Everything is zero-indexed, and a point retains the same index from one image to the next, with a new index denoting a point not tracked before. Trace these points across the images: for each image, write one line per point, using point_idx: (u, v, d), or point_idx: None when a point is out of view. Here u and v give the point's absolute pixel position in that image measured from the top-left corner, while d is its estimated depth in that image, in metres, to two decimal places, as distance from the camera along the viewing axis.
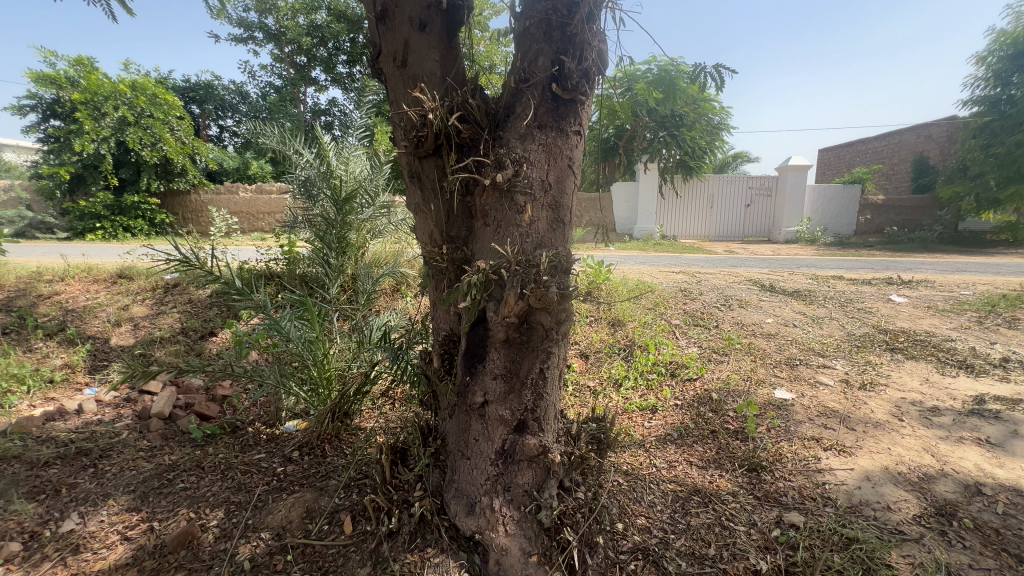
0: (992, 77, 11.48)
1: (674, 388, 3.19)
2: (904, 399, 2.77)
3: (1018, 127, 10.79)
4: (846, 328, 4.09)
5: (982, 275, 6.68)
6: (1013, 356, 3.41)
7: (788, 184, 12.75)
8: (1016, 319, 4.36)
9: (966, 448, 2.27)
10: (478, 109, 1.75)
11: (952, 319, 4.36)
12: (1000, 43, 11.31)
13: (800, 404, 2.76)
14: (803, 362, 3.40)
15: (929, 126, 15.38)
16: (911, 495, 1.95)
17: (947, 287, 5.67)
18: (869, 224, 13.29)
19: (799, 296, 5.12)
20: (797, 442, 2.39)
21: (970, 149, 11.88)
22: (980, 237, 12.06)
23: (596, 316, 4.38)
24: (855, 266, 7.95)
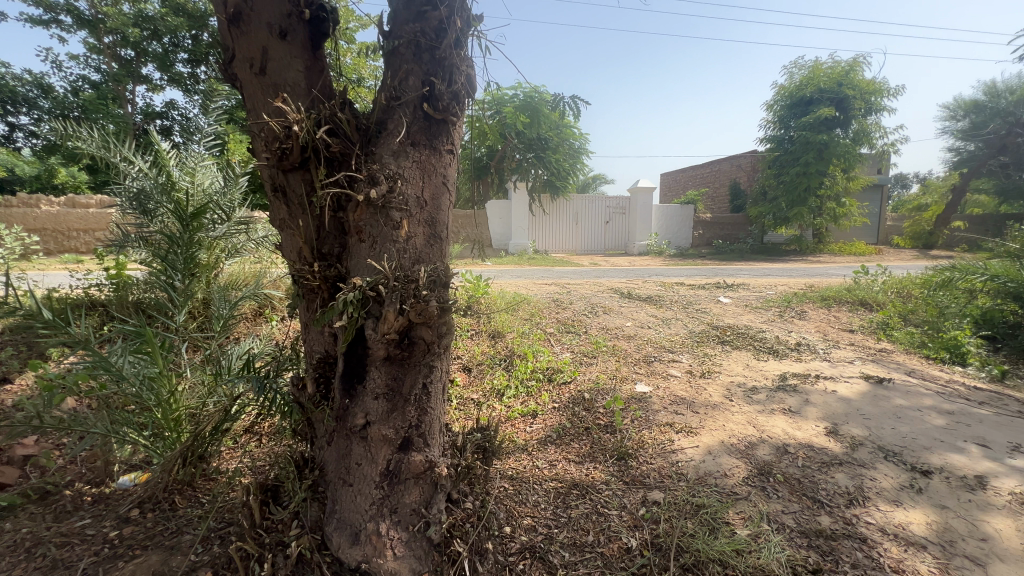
0: (777, 121, 14.46)
1: (551, 392, 3.41)
2: (732, 382, 3.33)
3: (797, 161, 13.79)
4: (688, 326, 4.77)
5: (781, 278, 8.31)
6: (803, 341, 4.31)
7: (638, 203, 14.42)
8: (804, 311, 5.52)
9: (776, 417, 2.80)
10: (348, 123, 1.72)
11: (762, 314, 5.37)
12: (780, 95, 14.31)
13: (656, 395, 3.15)
14: (657, 358, 3.88)
15: (739, 157, 18.72)
16: (740, 461, 2.35)
17: (757, 288, 6.95)
18: (701, 237, 15.58)
19: (651, 301, 5.84)
20: (655, 429, 2.72)
21: (768, 177, 14.78)
22: (778, 248, 15.03)
23: (477, 329, 4.48)
24: (693, 273, 9.31)
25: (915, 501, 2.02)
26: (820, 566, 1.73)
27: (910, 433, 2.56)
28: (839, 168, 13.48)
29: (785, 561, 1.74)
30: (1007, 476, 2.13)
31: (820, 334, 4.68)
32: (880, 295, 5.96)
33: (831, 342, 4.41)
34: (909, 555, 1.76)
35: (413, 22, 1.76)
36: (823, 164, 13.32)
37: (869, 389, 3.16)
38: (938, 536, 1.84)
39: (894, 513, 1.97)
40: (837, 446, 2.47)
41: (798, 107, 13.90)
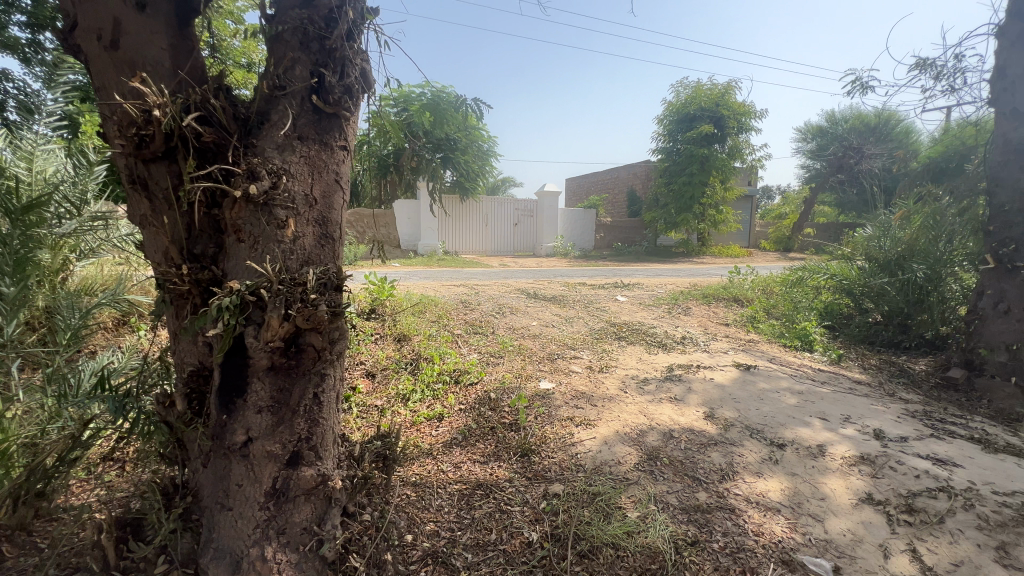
0: (666, 134, 15.82)
1: (458, 394, 3.41)
2: (627, 375, 3.58)
3: (683, 172, 15.25)
4: (589, 324, 5.03)
5: (670, 278, 9.12)
6: (688, 335, 4.76)
7: (545, 207, 14.90)
8: (689, 308, 6.10)
9: (664, 405, 3.07)
10: (223, 111, 1.56)
11: (654, 311, 5.85)
12: (668, 110, 15.65)
13: (559, 391, 3.29)
14: (560, 355, 4.05)
15: (635, 166, 20.18)
16: (632, 449, 2.53)
17: (650, 287, 7.55)
18: (603, 240, 16.56)
19: (555, 300, 6.08)
20: (557, 423, 2.84)
21: (659, 185, 16.15)
22: (669, 250, 16.50)
23: (381, 333, 4.32)
24: (595, 274, 9.85)
25: (773, 471, 2.32)
26: (697, 537, 1.92)
27: (770, 412, 2.93)
28: (717, 180, 15.14)
29: (669, 536, 1.90)
30: (841, 443, 2.53)
31: (702, 328, 5.20)
32: (749, 292, 6.78)
33: (711, 335, 4.92)
34: (768, 518, 2.01)
35: (300, 8, 1.65)
36: (704, 175, 14.85)
37: (740, 375, 3.58)
38: (790, 499, 2.12)
39: (757, 484, 2.24)
40: (713, 428, 2.76)
41: (684, 123, 15.35)
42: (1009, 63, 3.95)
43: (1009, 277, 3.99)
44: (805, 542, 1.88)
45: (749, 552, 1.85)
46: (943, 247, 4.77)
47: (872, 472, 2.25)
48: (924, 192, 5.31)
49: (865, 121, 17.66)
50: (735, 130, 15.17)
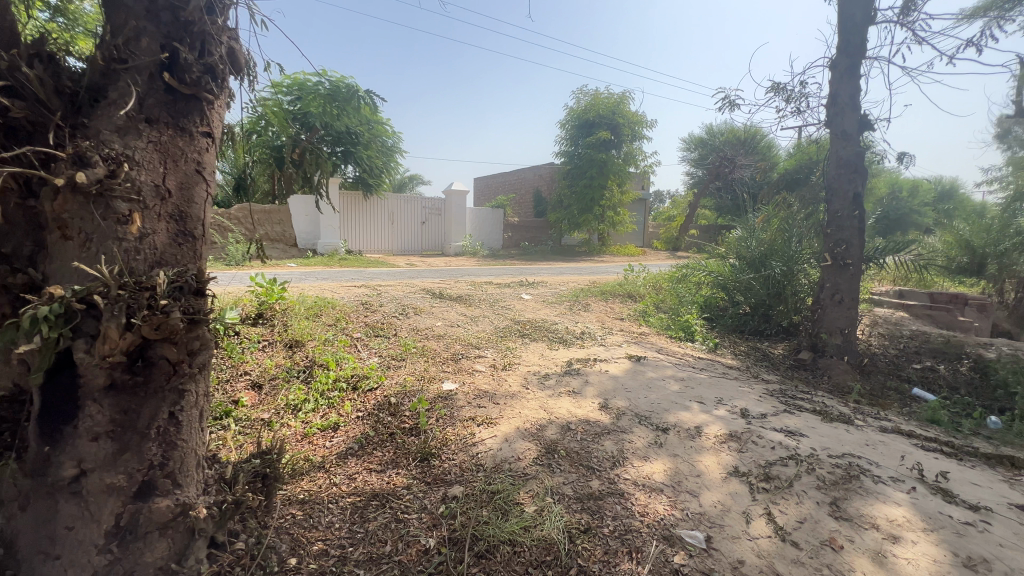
0: (568, 138, 16.51)
1: (355, 401, 3.25)
2: (529, 371, 3.65)
3: (584, 175, 16.08)
4: (494, 322, 5.07)
5: (573, 276, 9.53)
6: (587, 330, 5.00)
7: (453, 205, 14.76)
8: (588, 304, 6.42)
9: (563, 399, 3.18)
10: (40, 85, 1.32)
11: (557, 308, 6.07)
12: (570, 115, 16.33)
13: (461, 391, 3.26)
14: (464, 355, 4.02)
15: (540, 168, 20.80)
16: (532, 444, 2.58)
17: (554, 285, 7.83)
18: (510, 239, 16.84)
19: (461, 300, 6.04)
20: (458, 424, 2.82)
21: (563, 187, 16.85)
22: (572, 249, 17.25)
23: (270, 339, 3.96)
24: (502, 273, 9.97)
25: (658, 454, 2.50)
26: (589, 524, 2.01)
27: (656, 399, 3.17)
28: (615, 183, 16.18)
29: (563, 527, 1.97)
30: (714, 423, 2.81)
31: (600, 323, 5.49)
32: (642, 288, 7.32)
33: (607, 329, 5.22)
34: (652, 498, 2.17)
35: None
36: (603, 179, 15.79)
37: (631, 366, 3.83)
38: (671, 478, 2.31)
39: (643, 467, 2.40)
40: (606, 417, 2.92)
41: (584, 129, 16.16)
42: (839, 92, 4.69)
43: (842, 272, 4.75)
44: (683, 517, 2.05)
45: (636, 533, 1.97)
46: (794, 247, 5.56)
47: (739, 447, 2.52)
48: (780, 199, 6.13)
49: (737, 135, 19.94)
50: (629, 138, 16.29)
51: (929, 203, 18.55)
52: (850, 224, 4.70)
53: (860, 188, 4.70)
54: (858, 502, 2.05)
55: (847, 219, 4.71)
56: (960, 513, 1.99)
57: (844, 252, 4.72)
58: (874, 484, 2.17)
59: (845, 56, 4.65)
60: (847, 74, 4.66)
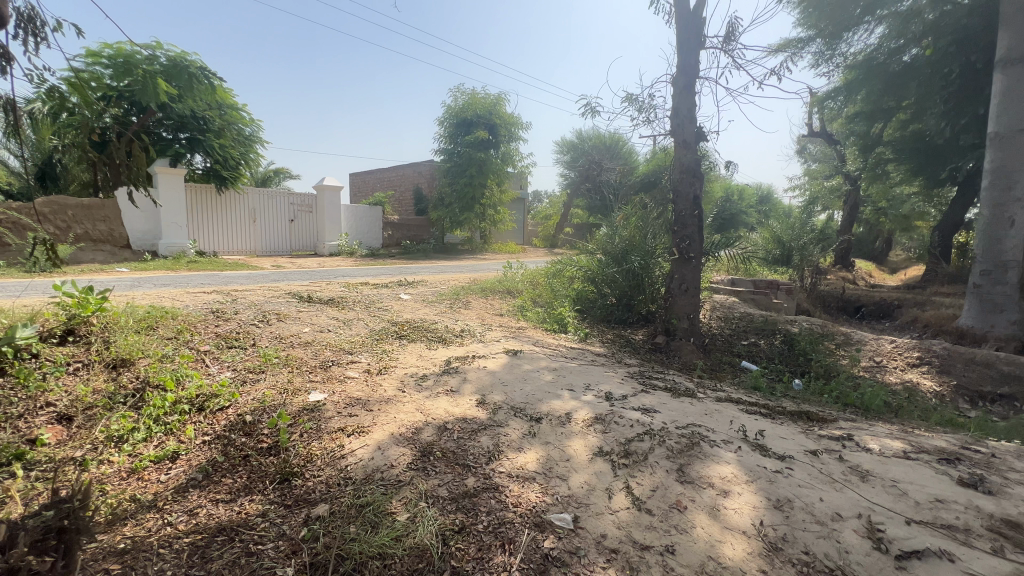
0: (446, 136, 16.42)
1: (201, 424, 2.83)
2: (405, 374, 3.53)
3: (464, 173, 16.12)
4: (369, 325, 4.82)
5: (454, 275, 9.50)
6: (466, 327, 5.01)
7: (325, 202, 13.73)
8: (468, 302, 6.45)
9: (440, 399, 3.13)
10: None
11: (437, 307, 5.98)
12: (448, 113, 16.26)
13: (331, 401, 3.02)
14: (335, 362, 3.73)
15: (420, 165, 20.40)
16: (407, 448, 2.49)
17: (434, 284, 7.73)
18: (390, 238, 16.23)
19: (333, 303, 5.64)
20: (326, 438, 2.61)
21: (443, 185, 16.73)
22: (455, 247, 17.23)
23: (85, 360, 3.25)
24: (380, 273, 9.56)
25: (531, 444, 2.58)
26: (464, 523, 2.00)
27: (531, 390, 3.28)
28: (494, 182, 16.51)
29: (437, 530, 1.94)
30: (582, 408, 2.99)
31: (480, 320, 5.55)
32: (520, 284, 7.58)
33: (487, 325, 5.29)
34: (525, 488, 2.23)
35: None
36: (482, 177, 15.99)
37: (509, 360, 3.92)
38: (543, 466, 2.40)
39: (518, 458, 2.46)
40: (483, 413, 2.94)
41: (462, 127, 16.20)
42: (680, 106, 5.32)
43: (687, 264, 5.41)
44: (553, 502, 2.14)
45: (509, 524, 2.01)
46: (649, 243, 6.19)
47: (603, 429, 2.71)
48: (636, 200, 6.78)
49: (603, 141, 21.67)
50: (506, 138, 16.73)
51: (751, 205, 22.17)
52: (692, 222, 5.37)
53: (699, 191, 5.37)
54: (698, 465, 2.33)
55: (689, 218, 5.36)
56: (772, 463, 2.37)
57: (687, 246, 5.37)
58: (710, 447, 2.49)
59: (683, 74, 5.29)
60: (686, 90, 5.29)
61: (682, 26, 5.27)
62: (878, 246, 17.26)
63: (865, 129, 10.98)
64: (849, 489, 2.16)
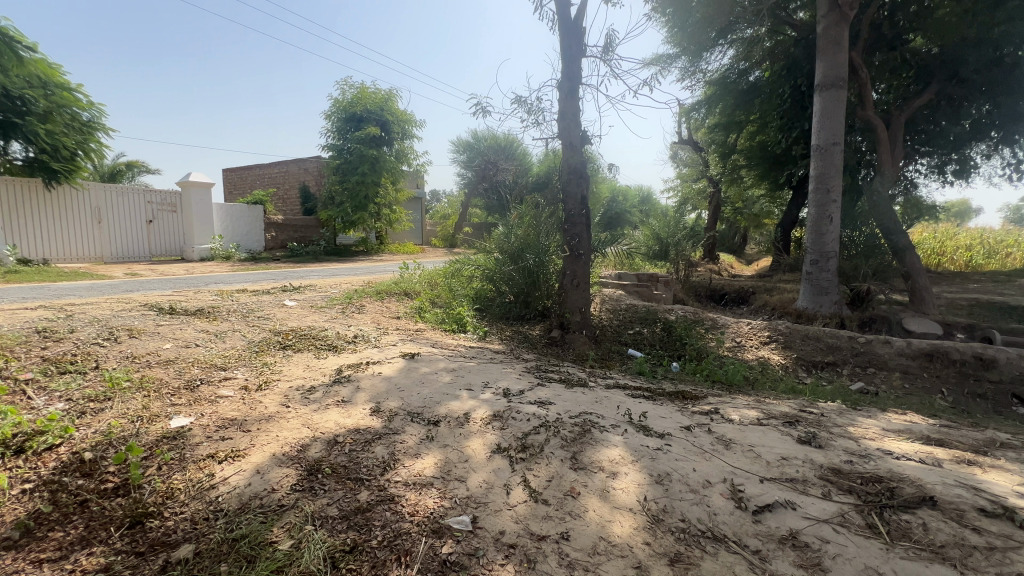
0: (335, 131, 15.46)
1: (19, 470, 2.31)
2: (290, 388, 3.23)
3: (355, 170, 15.28)
4: (248, 336, 4.35)
5: (346, 277, 9.00)
6: (360, 333, 4.74)
7: (193, 201, 12.12)
8: (362, 306, 6.13)
9: (330, 412, 2.91)
10: None
11: (327, 313, 5.59)
12: (335, 107, 15.36)
13: (199, 424, 2.66)
14: (204, 381, 3.29)
15: (306, 161, 18.98)
16: (291, 468, 2.29)
17: (324, 289, 7.23)
18: (274, 240, 14.93)
19: (202, 314, 5.00)
20: (192, 468, 2.32)
21: (333, 183, 15.73)
22: (349, 248, 16.32)
23: None
24: (261, 278, 8.71)
25: (429, 449, 2.52)
26: (356, 542, 1.93)
27: (429, 393, 3.18)
28: (389, 181, 15.92)
29: (325, 554, 1.87)
30: (481, 407, 2.98)
31: (375, 324, 5.30)
32: (417, 286, 7.40)
33: (382, 329, 5.07)
34: (422, 495, 2.17)
35: None
36: (375, 175, 15.33)
37: (406, 364, 3.77)
38: (441, 470, 2.35)
39: (415, 465, 2.38)
40: (378, 422, 2.79)
41: (351, 122, 15.39)
42: (566, 110, 5.56)
43: (578, 260, 5.69)
44: (451, 506, 2.11)
45: (406, 535, 1.97)
46: (543, 241, 6.40)
47: (502, 425, 2.73)
48: (530, 199, 6.97)
49: (497, 141, 22.02)
50: (399, 136, 16.25)
51: (634, 205, 24.10)
52: (581, 220, 5.64)
53: (586, 191, 5.65)
54: (590, 451, 2.45)
55: (578, 217, 5.63)
56: (653, 442, 2.57)
57: (578, 244, 5.65)
58: (600, 433, 2.63)
59: (568, 80, 5.55)
60: (570, 95, 5.55)
61: (565, 33, 5.52)
62: (736, 241, 19.77)
63: (723, 138, 12.49)
64: (716, 458, 2.42)
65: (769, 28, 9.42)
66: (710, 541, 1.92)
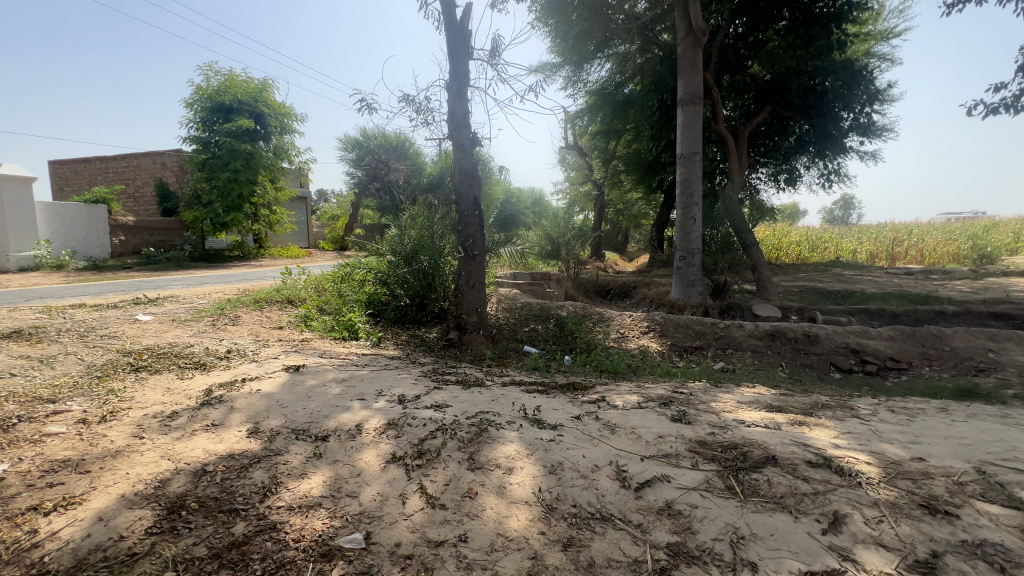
0: (198, 121, 13.75)
1: None
2: (145, 416, 2.79)
3: (226, 166, 13.72)
4: (88, 360, 3.67)
5: (217, 286, 8.06)
6: (234, 347, 4.25)
7: (6, 200, 9.94)
8: (237, 317, 5.51)
9: (197, 438, 2.57)
10: None
11: (192, 327, 4.93)
12: (198, 94, 13.67)
13: (18, 470, 2.19)
14: (26, 417, 2.71)
15: (162, 155, 16.57)
16: (146, 509, 2.01)
17: (188, 299, 6.39)
18: (124, 244, 12.89)
19: (22, 336, 4.11)
20: (7, 526, 1.92)
21: (198, 180, 13.93)
22: (221, 254, 14.57)
23: None
24: (107, 290, 7.44)
25: (317, 466, 2.35)
26: None
27: (315, 407, 2.95)
28: (267, 178, 14.54)
29: None
30: (374, 417, 2.84)
31: (252, 336, 4.81)
32: (302, 292, 6.88)
33: (262, 341, 4.62)
34: (309, 518, 2.04)
35: None
36: (251, 172, 13.91)
37: (289, 378, 3.46)
38: (330, 488, 2.21)
39: (300, 486, 2.22)
40: (257, 444, 2.53)
41: (219, 112, 13.82)
42: (455, 111, 5.56)
43: (472, 261, 5.71)
44: (342, 524, 2.00)
45: (289, 565, 1.83)
46: (437, 243, 6.31)
47: (396, 433, 2.64)
48: (423, 199, 6.83)
49: (387, 140, 21.37)
50: (277, 129, 14.92)
51: (528, 206, 24.87)
52: (474, 221, 5.67)
53: (478, 192, 5.69)
54: (486, 449, 2.48)
55: (471, 218, 5.65)
56: (547, 434, 2.67)
57: (472, 244, 5.67)
58: (497, 431, 2.66)
59: (456, 80, 5.55)
60: (459, 97, 5.55)
61: (451, 34, 5.51)
62: (620, 240, 21.39)
63: (604, 145, 13.46)
64: (604, 442, 2.60)
65: (639, 46, 10.38)
66: (599, 521, 2.05)
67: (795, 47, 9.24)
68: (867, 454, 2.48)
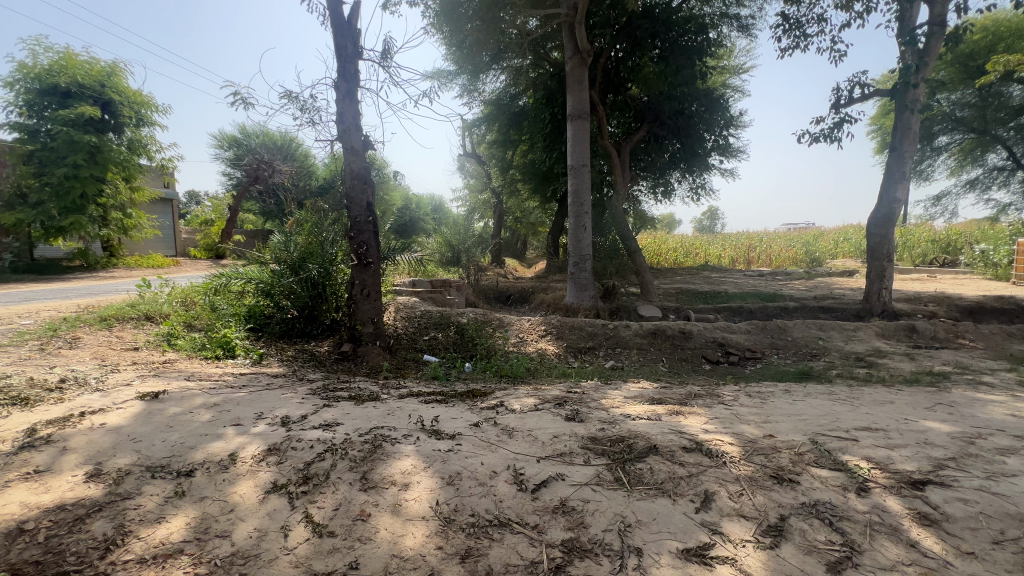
0: (24, 106, 11.50)
1: None
2: None
3: (63, 161, 11.62)
4: None
5: (49, 302, 6.75)
6: (70, 375, 3.55)
7: None
8: (76, 339, 4.64)
9: (12, 491, 2.10)
10: None
11: (11, 353, 4.04)
12: (22, 73, 11.40)
13: None
14: None
15: None
16: None
17: (6, 320, 5.25)
18: None
19: None
20: None
21: (23, 175, 11.56)
22: (57, 264, 12.26)
23: None
24: None
25: (177, 507, 2.08)
26: None
27: (178, 439, 2.56)
28: (118, 176, 12.53)
29: None
30: (252, 442, 2.53)
31: (97, 361, 4.08)
32: (165, 306, 6.01)
33: (110, 366, 3.94)
34: (167, 568, 1.83)
35: None
36: (96, 168, 11.91)
37: (145, 408, 2.96)
38: (194, 530, 1.98)
39: (155, 533, 1.97)
40: (98, 489, 2.15)
41: (53, 96, 11.70)
42: (344, 112, 5.28)
43: (366, 269, 5.44)
44: (208, 570, 1.82)
45: None
46: (328, 250, 5.92)
47: (278, 459, 2.39)
48: (311, 204, 6.39)
49: (272, 139, 19.82)
50: (132, 121, 12.94)
51: (427, 212, 24.49)
52: (367, 228, 5.40)
53: (371, 197, 5.43)
54: (380, 467, 2.35)
55: (365, 224, 5.38)
56: (444, 444, 2.61)
57: (365, 252, 5.39)
58: (392, 446, 2.54)
59: (345, 81, 5.28)
60: (348, 97, 5.29)
61: (338, 32, 5.24)
62: (519, 247, 21.97)
63: (501, 154, 13.79)
64: (501, 448, 2.61)
65: (532, 61, 10.79)
66: (497, 527, 2.06)
67: (667, 73, 10.19)
68: (731, 436, 2.81)
